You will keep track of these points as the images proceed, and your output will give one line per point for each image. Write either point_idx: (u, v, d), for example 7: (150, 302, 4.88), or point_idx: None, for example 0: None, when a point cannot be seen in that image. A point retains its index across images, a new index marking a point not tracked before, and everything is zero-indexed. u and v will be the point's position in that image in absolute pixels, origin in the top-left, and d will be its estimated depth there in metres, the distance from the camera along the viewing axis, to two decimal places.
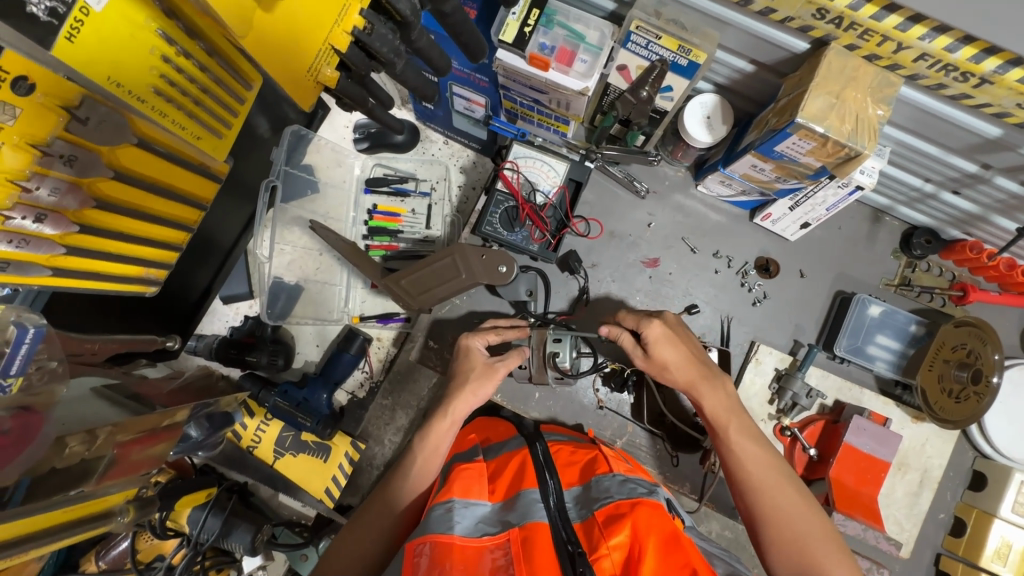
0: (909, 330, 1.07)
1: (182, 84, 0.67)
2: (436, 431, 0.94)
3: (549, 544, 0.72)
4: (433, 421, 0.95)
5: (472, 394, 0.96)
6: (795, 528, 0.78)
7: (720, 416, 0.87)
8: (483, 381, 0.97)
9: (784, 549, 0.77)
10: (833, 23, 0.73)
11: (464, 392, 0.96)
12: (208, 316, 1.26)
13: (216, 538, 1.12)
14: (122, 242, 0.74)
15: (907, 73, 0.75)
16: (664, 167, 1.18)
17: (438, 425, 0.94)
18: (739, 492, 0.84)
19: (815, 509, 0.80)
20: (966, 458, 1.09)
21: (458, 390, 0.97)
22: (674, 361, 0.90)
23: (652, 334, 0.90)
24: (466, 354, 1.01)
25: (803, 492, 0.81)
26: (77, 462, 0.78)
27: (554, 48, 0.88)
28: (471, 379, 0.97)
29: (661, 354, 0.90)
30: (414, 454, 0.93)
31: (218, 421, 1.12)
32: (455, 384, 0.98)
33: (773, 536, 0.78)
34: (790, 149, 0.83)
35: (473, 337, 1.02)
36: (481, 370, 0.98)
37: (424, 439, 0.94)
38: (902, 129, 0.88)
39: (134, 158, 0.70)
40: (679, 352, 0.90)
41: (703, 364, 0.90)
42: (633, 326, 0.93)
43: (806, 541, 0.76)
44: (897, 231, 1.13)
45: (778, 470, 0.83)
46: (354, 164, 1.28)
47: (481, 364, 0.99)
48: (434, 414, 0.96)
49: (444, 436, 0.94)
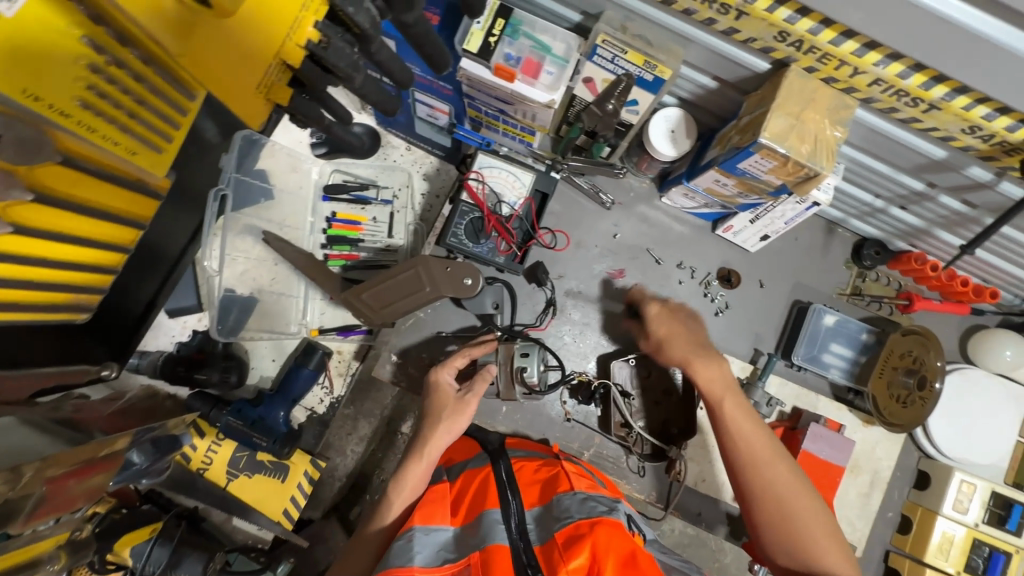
0: (860, 338, 1.11)
1: (113, 96, 0.61)
2: (413, 473, 0.89)
3: (509, 567, 0.72)
4: (410, 463, 0.89)
5: (447, 432, 0.92)
6: (785, 507, 0.79)
7: (714, 390, 0.89)
8: (455, 415, 0.93)
9: (773, 524, 0.79)
10: (793, 45, 0.74)
11: (437, 429, 0.92)
12: (152, 330, 1.18)
13: (163, 571, 1.03)
14: (49, 269, 0.70)
15: (862, 96, 0.77)
16: (629, 179, 1.18)
17: (415, 469, 0.89)
18: (733, 471, 0.84)
19: (806, 487, 0.80)
20: (912, 458, 1.15)
21: (432, 425, 0.93)
22: (670, 335, 0.98)
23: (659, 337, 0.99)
24: (434, 390, 0.98)
25: (795, 470, 0.82)
26: (0, 503, 0.70)
27: (519, 59, 0.86)
28: (444, 418, 0.93)
29: (659, 329, 0.99)
30: (390, 500, 0.87)
31: (164, 446, 1.03)
32: (426, 421, 0.94)
33: (764, 513, 0.80)
34: (752, 167, 0.84)
35: (442, 370, 0.99)
36: (453, 406, 0.95)
37: (399, 483, 0.88)
38: (856, 148, 0.91)
39: (55, 176, 0.64)
40: (677, 329, 0.98)
41: (699, 343, 0.95)
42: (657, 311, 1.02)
43: (796, 519, 0.78)
44: (849, 243, 1.18)
45: (770, 447, 0.83)
46: (310, 170, 1.23)
47: (452, 400, 0.96)
48: (410, 455, 0.91)
49: (422, 474, 0.89)
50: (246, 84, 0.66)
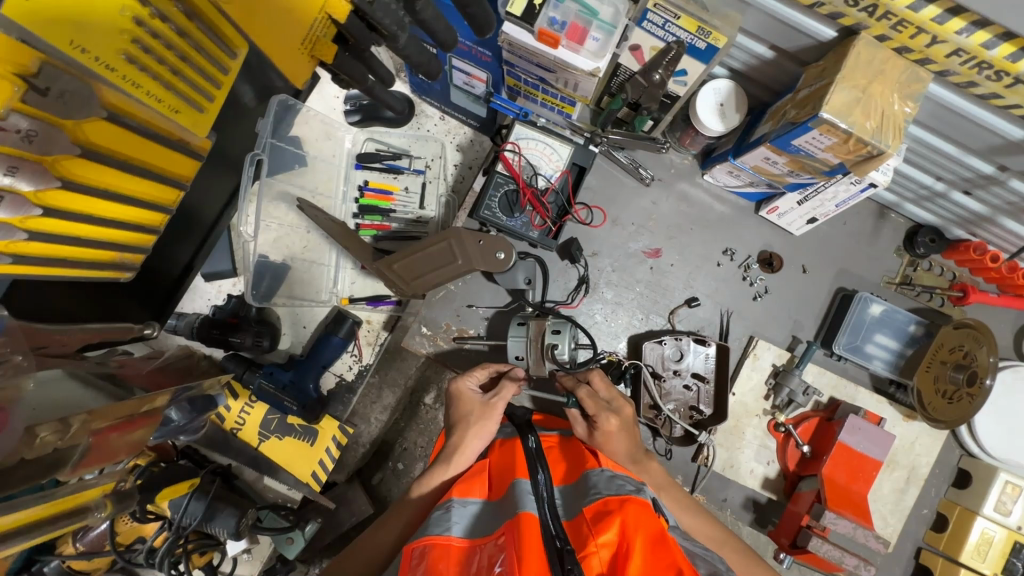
0: (908, 330, 1.06)
1: (157, 51, 0.61)
2: (436, 473, 0.91)
3: (538, 540, 0.68)
4: (437, 466, 0.92)
5: (476, 436, 0.93)
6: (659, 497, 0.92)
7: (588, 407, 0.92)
8: (482, 420, 0.94)
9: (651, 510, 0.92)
10: (865, 11, 0.68)
11: (468, 435, 0.93)
12: (188, 293, 1.19)
13: (199, 522, 1.07)
14: (92, 226, 0.70)
15: (938, 69, 0.71)
16: (671, 154, 1.14)
17: (440, 474, 0.91)
18: None
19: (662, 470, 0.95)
20: (952, 456, 1.11)
21: (461, 432, 0.94)
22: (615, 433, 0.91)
23: (607, 427, 0.90)
24: (458, 399, 0.97)
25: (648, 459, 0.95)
26: (49, 452, 0.73)
27: (564, 24, 0.80)
28: (472, 423, 0.94)
29: (608, 443, 0.91)
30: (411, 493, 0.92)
31: (200, 405, 1.06)
32: (453, 429, 0.95)
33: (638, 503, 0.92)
34: (808, 144, 0.79)
35: (463, 379, 0.99)
36: (479, 410, 0.95)
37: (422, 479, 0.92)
38: (923, 127, 0.85)
39: (103, 133, 0.64)
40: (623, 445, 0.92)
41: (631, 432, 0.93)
42: (592, 408, 0.92)
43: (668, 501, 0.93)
44: (902, 229, 1.12)
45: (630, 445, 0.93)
46: (344, 138, 1.22)
47: (477, 406, 0.96)
48: (440, 460, 0.93)
49: (452, 477, 0.91)
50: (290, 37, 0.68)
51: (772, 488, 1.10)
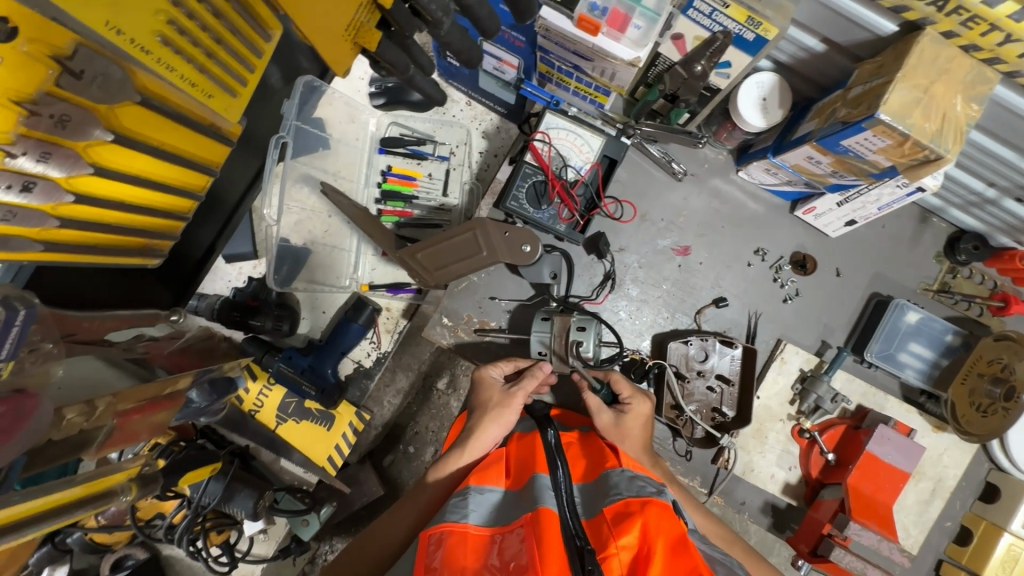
0: (944, 340, 1.02)
1: (193, 33, 0.60)
2: (453, 459, 0.90)
3: (558, 537, 0.67)
4: (454, 451, 0.90)
5: (496, 424, 0.91)
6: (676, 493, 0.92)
7: (622, 391, 0.96)
8: (502, 410, 0.92)
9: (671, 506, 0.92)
10: (934, 5, 0.64)
11: (486, 420, 0.92)
12: (209, 274, 1.18)
13: (218, 502, 1.08)
14: (119, 212, 0.69)
15: (1007, 69, 0.67)
16: (705, 149, 1.10)
17: (457, 460, 0.89)
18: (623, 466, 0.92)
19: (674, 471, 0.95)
20: (980, 469, 1.08)
21: (479, 419, 0.93)
22: (641, 420, 0.94)
23: (639, 411, 0.94)
24: (481, 386, 0.98)
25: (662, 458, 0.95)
26: (75, 433, 0.74)
27: (605, 10, 0.75)
28: (490, 410, 0.93)
29: (631, 429, 0.93)
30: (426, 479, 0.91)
31: (221, 387, 1.05)
32: (473, 416, 0.94)
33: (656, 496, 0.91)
34: (858, 145, 0.75)
35: (488, 367, 1.00)
36: (499, 399, 0.94)
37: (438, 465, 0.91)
38: (981, 130, 0.80)
39: (136, 118, 0.63)
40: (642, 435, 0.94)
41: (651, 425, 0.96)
42: (626, 392, 0.96)
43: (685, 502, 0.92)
44: (943, 234, 1.07)
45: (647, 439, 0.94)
46: (368, 121, 1.19)
47: (497, 395, 0.95)
48: (456, 445, 0.92)
49: (468, 464, 0.90)
50: (333, 28, 0.66)
51: (793, 493, 1.08)
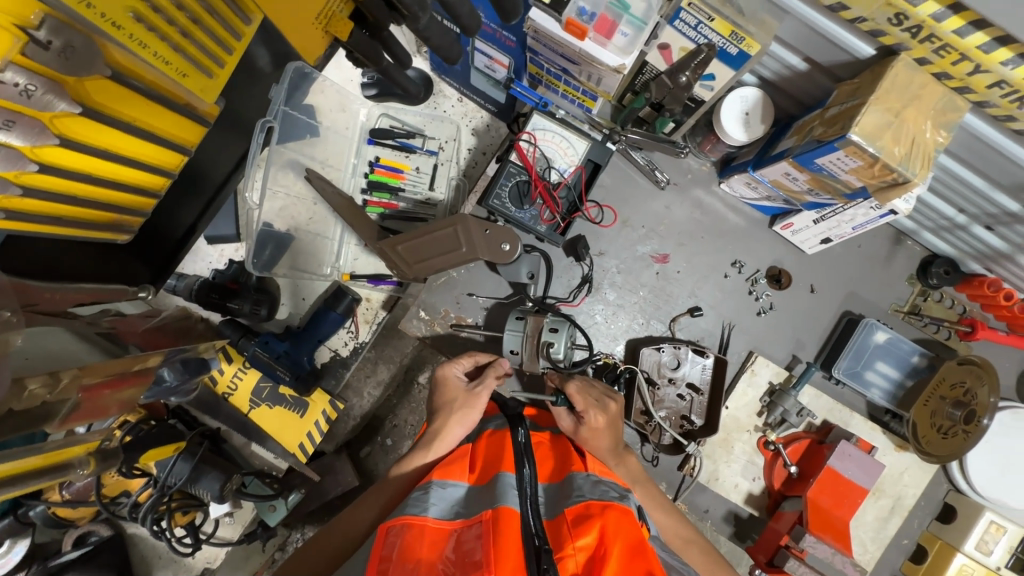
0: (910, 361, 1.05)
1: (166, 11, 0.60)
2: (417, 455, 0.91)
3: (517, 536, 0.68)
4: (419, 449, 0.91)
5: (459, 423, 0.92)
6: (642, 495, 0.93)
7: (576, 401, 0.91)
8: (467, 409, 0.93)
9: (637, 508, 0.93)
10: (909, 31, 0.65)
11: (451, 422, 0.92)
12: (190, 255, 1.18)
13: (185, 483, 1.06)
14: (85, 184, 0.69)
15: (977, 99, 0.68)
16: (689, 159, 1.11)
17: (421, 457, 0.90)
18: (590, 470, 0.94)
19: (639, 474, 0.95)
20: (939, 490, 1.10)
21: (444, 418, 0.93)
22: (603, 428, 0.92)
23: (593, 424, 0.91)
24: (444, 385, 0.97)
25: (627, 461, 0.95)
26: (37, 405, 0.74)
27: (594, 15, 0.77)
28: (456, 410, 0.93)
29: (594, 437, 0.92)
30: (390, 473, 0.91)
31: (193, 368, 1.06)
32: (438, 414, 0.95)
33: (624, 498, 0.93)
34: (832, 164, 0.76)
35: (450, 366, 0.99)
36: (464, 398, 0.94)
37: (403, 460, 0.92)
38: (953, 156, 0.82)
39: (105, 92, 0.63)
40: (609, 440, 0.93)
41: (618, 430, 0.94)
42: (580, 404, 0.91)
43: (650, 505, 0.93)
44: (917, 257, 1.09)
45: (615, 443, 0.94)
46: (359, 111, 1.20)
47: (463, 393, 0.95)
48: (421, 443, 0.92)
49: (433, 461, 0.90)
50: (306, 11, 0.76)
51: (755, 504, 1.09)
